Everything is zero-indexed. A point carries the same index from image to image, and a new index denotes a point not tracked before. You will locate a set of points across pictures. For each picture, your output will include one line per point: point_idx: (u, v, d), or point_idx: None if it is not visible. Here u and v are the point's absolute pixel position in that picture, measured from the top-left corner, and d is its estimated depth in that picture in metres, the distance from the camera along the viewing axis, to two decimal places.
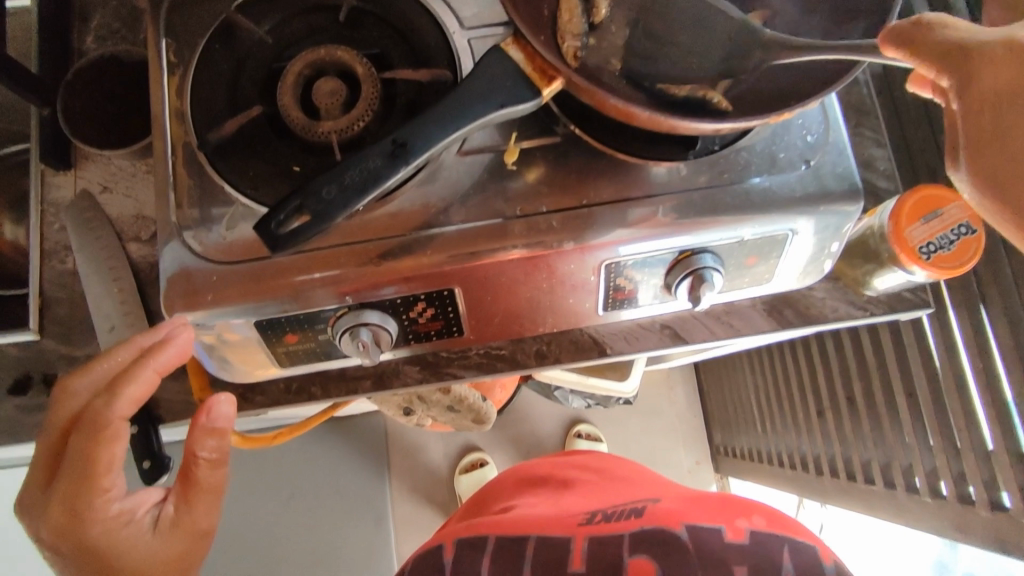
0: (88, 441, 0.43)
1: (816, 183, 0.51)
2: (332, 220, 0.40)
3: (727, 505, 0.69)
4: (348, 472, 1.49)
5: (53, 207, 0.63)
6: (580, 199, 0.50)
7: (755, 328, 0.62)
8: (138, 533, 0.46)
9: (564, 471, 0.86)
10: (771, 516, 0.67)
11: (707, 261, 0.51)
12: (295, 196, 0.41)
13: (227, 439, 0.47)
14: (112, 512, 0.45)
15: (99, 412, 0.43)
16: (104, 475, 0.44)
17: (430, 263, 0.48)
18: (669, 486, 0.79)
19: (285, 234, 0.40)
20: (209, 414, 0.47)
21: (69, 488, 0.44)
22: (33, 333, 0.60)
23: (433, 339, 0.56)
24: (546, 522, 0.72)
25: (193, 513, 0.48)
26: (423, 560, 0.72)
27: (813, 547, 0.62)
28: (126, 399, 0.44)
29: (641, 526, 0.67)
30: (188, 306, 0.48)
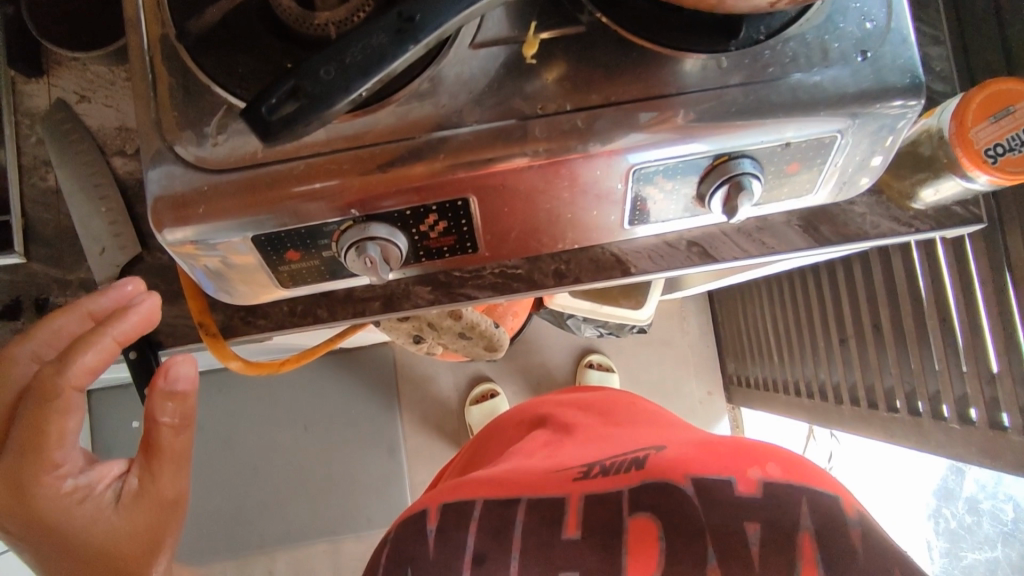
0: (36, 409, 0.41)
1: (871, 78, 0.45)
2: (332, 106, 0.35)
3: (741, 454, 0.64)
4: (359, 403, 1.51)
5: (29, 118, 0.58)
6: (605, 99, 0.45)
7: (790, 246, 0.58)
8: (97, 509, 0.44)
9: (564, 413, 0.81)
10: (787, 463, 0.63)
11: (746, 166, 0.46)
12: (289, 77, 0.36)
13: (187, 402, 0.45)
14: (65, 489, 0.42)
15: (50, 379, 0.41)
16: (54, 448, 0.41)
17: (441, 171, 0.44)
18: (680, 429, 0.76)
19: (278, 121, 0.36)
20: (168, 376, 0.44)
21: (15, 462, 0.41)
22: (18, 256, 0.57)
23: (445, 257, 0.52)
24: (537, 477, 0.68)
25: (157, 484, 0.45)
26: (408, 523, 0.68)
27: (835, 499, 0.58)
28: (80, 367, 0.41)
29: (641, 481, 0.64)
30: (178, 221, 0.44)
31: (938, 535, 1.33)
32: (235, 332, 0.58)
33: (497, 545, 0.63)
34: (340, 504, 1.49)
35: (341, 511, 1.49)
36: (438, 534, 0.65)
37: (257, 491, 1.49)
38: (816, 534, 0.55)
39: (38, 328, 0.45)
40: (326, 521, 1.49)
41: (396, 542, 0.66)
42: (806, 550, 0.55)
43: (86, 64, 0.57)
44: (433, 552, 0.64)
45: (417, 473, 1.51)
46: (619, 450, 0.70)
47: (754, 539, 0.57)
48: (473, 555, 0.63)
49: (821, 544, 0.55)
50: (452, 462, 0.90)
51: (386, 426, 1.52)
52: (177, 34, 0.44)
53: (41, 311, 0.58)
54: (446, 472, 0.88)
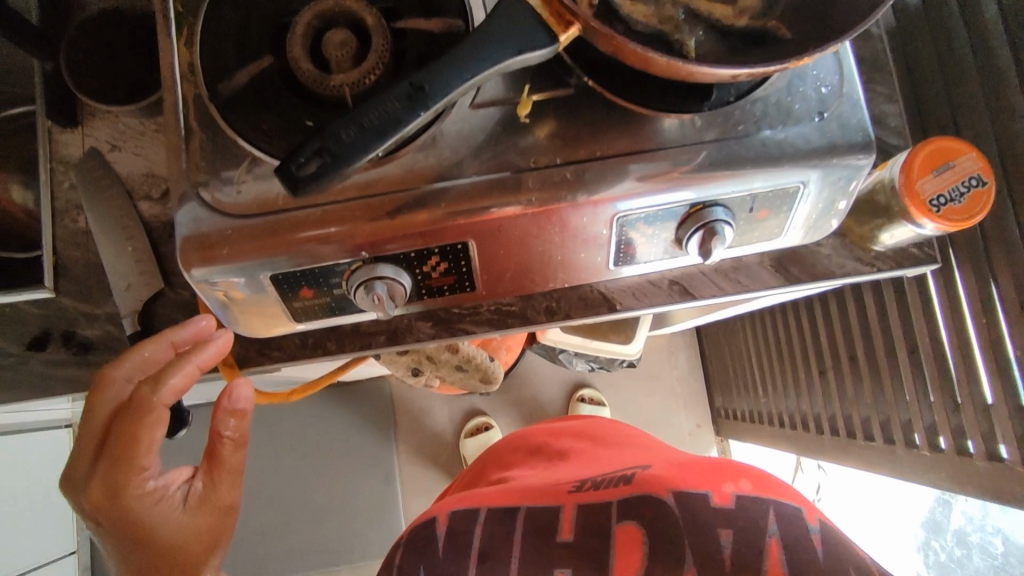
0: (131, 422, 0.45)
1: (828, 136, 0.50)
2: (353, 164, 0.40)
3: (715, 470, 0.68)
4: (355, 435, 1.53)
5: (63, 164, 0.63)
6: (592, 153, 0.50)
7: (763, 285, 0.62)
8: (170, 508, 0.48)
9: (559, 441, 0.84)
10: (757, 480, 0.67)
11: (718, 214, 0.52)
12: (314, 138, 0.41)
13: (246, 420, 0.49)
14: (148, 489, 0.47)
15: (145, 397, 0.46)
16: (144, 455, 0.46)
17: (445, 217, 0.48)
18: (661, 451, 0.79)
19: (306, 176, 0.40)
20: (231, 397, 0.48)
21: (110, 464, 0.46)
22: (49, 290, 0.61)
23: (446, 294, 0.57)
24: (534, 491, 0.71)
25: (219, 490, 0.51)
26: (418, 533, 0.71)
27: (798, 509, 0.63)
28: (169, 388, 0.46)
29: (628, 494, 0.66)
30: (205, 261, 0.48)
31: (927, 567, 1.34)
32: (249, 363, 0.62)
33: (495, 547, 0.66)
34: (336, 537, 1.50)
35: (336, 543, 1.50)
36: (448, 536, 0.68)
37: (253, 523, 1.49)
38: (782, 539, 0.59)
39: (130, 353, 0.48)
40: (322, 554, 1.49)
41: (407, 544, 0.70)
42: (772, 554, 0.58)
43: (119, 117, 0.63)
44: (442, 552, 0.66)
45: (411, 505, 1.52)
46: (607, 470, 0.72)
47: (727, 543, 0.59)
48: (478, 552, 0.66)
49: (786, 549, 0.58)
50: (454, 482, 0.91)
51: (382, 458, 1.53)
52: (209, 95, 0.50)
53: (69, 342, 0.61)
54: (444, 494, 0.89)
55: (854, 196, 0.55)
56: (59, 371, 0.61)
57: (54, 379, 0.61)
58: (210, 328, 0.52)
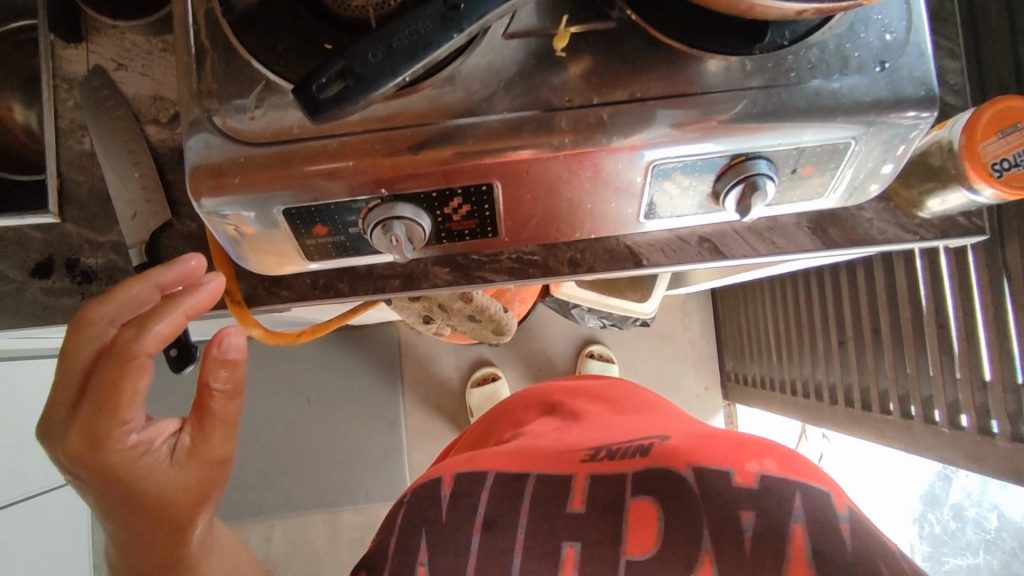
0: (112, 370, 0.43)
1: (889, 87, 0.46)
2: (378, 89, 0.37)
3: (737, 448, 0.66)
4: (362, 379, 1.53)
5: (66, 82, 0.59)
6: (631, 95, 0.46)
7: (798, 247, 0.60)
8: (156, 462, 0.47)
9: (574, 400, 0.81)
10: (783, 461, 0.65)
11: (762, 167, 0.48)
12: (338, 57, 0.37)
13: (238, 370, 0.47)
14: (130, 443, 0.45)
15: (128, 343, 0.43)
16: (126, 406, 0.44)
17: (469, 156, 0.45)
18: (683, 421, 0.77)
19: (328, 99, 0.37)
20: (220, 345, 0.46)
21: (91, 414, 0.44)
22: (53, 217, 0.59)
23: (466, 239, 0.54)
24: (548, 457, 0.69)
25: (209, 444, 0.49)
26: (421, 491, 0.70)
27: (827, 494, 0.60)
28: (154, 335, 0.44)
29: (647, 466, 0.65)
30: (215, 189, 0.45)
31: (922, 539, 1.35)
32: (258, 301, 0.60)
33: (506, 515, 0.65)
34: (339, 478, 1.53)
35: (339, 484, 1.52)
36: (452, 500, 0.67)
37: (259, 459, 1.52)
38: (806, 526, 0.57)
39: (113, 294, 0.45)
40: (324, 493, 1.52)
41: (410, 504, 0.69)
42: (797, 540, 0.56)
43: (125, 33, 0.59)
44: (446, 518, 0.65)
45: (415, 451, 1.54)
46: (623, 437, 0.71)
47: (748, 526, 0.58)
48: (483, 520, 0.65)
49: (810, 534, 0.56)
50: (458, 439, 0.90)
51: (388, 403, 1.54)
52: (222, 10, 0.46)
53: (72, 270, 0.59)
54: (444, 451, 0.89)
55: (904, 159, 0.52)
56: (62, 300, 0.59)
57: (57, 307, 0.59)
58: (201, 270, 0.49)
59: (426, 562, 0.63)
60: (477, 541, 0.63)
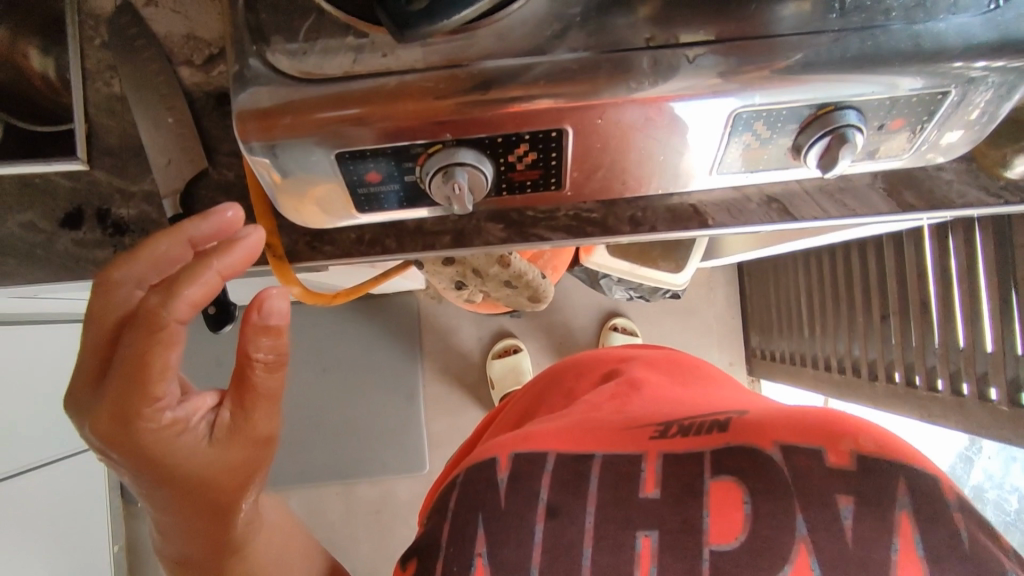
0: (138, 341, 0.37)
1: (1003, 27, 0.42)
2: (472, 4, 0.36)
3: (829, 424, 0.56)
4: (381, 349, 1.51)
5: (93, 19, 0.55)
6: (711, 35, 0.42)
7: (872, 210, 0.56)
8: (194, 442, 0.42)
9: (629, 367, 0.77)
10: (882, 438, 0.55)
11: (851, 118, 0.44)
12: None
13: (283, 338, 0.41)
14: (165, 423, 0.40)
15: (154, 310, 0.36)
16: (158, 381, 0.38)
17: (537, 97, 0.41)
18: (757, 400, 0.69)
19: (417, 13, 0.35)
20: (262, 310, 0.39)
21: (117, 391, 0.38)
22: (82, 164, 0.55)
23: (527, 192, 0.50)
24: (610, 434, 0.63)
25: (251, 421, 0.44)
26: (475, 471, 0.64)
27: (934, 478, 0.52)
28: (184, 300, 0.37)
29: (725, 444, 0.58)
30: (264, 132, 0.42)
31: None
32: (300, 257, 0.56)
33: (570, 500, 0.59)
34: (357, 448, 1.51)
35: (356, 454, 1.51)
36: (511, 483, 0.61)
37: None
38: (915, 514, 0.50)
39: (140, 250, 0.39)
40: (341, 463, 1.51)
41: (464, 487, 0.63)
42: (905, 534, 0.49)
43: None
44: (504, 502, 0.59)
45: (434, 422, 1.52)
46: (693, 412, 0.64)
47: (847, 514, 0.51)
48: (547, 507, 0.58)
49: (919, 524, 0.49)
50: (507, 412, 0.85)
51: (407, 375, 1.52)
52: None
53: (102, 222, 0.56)
54: (493, 427, 0.83)
55: (985, 124, 0.48)
56: (93, 254, 0.56)
57: (86, 260, 0.56)
58: (238, 223, 0.42)
59: (484, 552, 0.57)
60: (541, 529, 0.57)
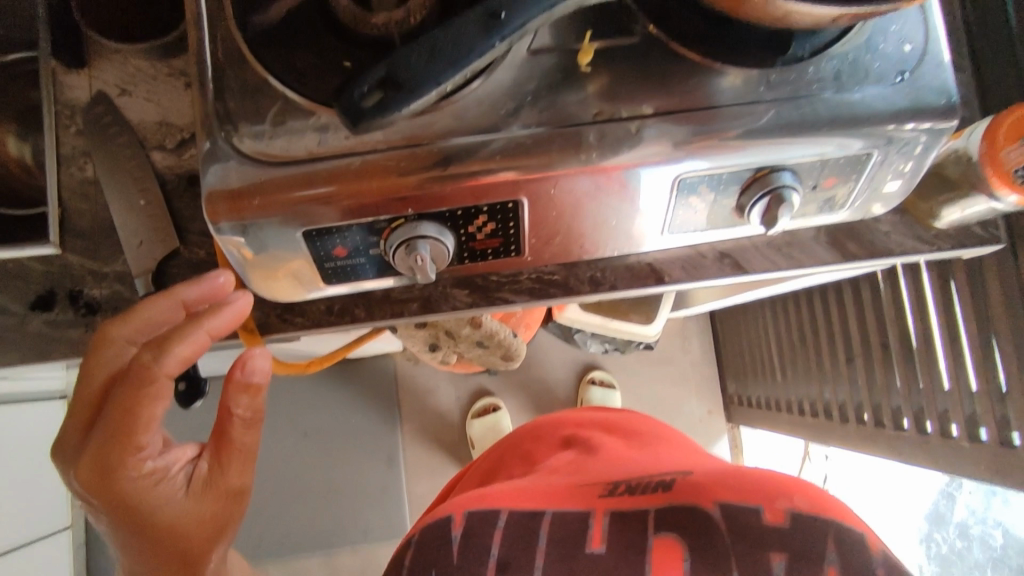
0: (128, 395, 0.41)
1: (911, 95, 0.46)
2: (425, 94, 0.37)
3: (764, 483, 0.61)
4: (359, 413, 1.49)
5: (68, 108, 0.58)
6: (652, 109, 0.46)
7: (818, 261, 0.59)
8: (170, 492, 0.45)
9: (586, 431, 0.79)
10: (814, 497, 0.60)
11: (787, 179, 0.48)
12: (380, 66, 0.38)
13: (260, 396, 0.45)
14: (145, 471, 0.43)
15: (148, 365, 0.41)
16: (142, 433, 0.42)
17: (493, 172, 0.44)
18: (706, 459, 0.73)
19: (370, 107, 0.38)
20: (244, 368, 0.44)
21: (104, 440, 0.41)
22: (54, 248, 0.56)
23: (488, 259, 0.53)
24: (560, 492, 0.66)
25: (226, 474, 0.47)
26: (429, 530, 0.64)
27: (862, 534, 0.55)
28: (174, 357, 0.42)
29: (667, 503, 0.62)
30: (233, 212, 0.44)
31: (930, 559, 1.34)
32: (271, 328, 0.58)
33: (520, 558, 0.60)
34: (337, 518, 1.47)
35: (336, 525, 1.47)
36: (463, 540, 0.62)
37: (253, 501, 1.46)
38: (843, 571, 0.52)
39: (132, 312, 0.44)
40: (320, 535, 1.46)
41: (419, 546, 0.63)
42: None
43: (129, 57, 0.57)
44: (456, 560, 0.60)
45: (415, 486, 1.49)
46: (642, 471, 0.68)
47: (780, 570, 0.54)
48: (497, 563, 0.60)
49: None
50: (469, 474, 0.85)
51: (387, 438, 1.50)
52: (241, 31, 0.46)
53: (75, 303, 0.57)
54: (462, 482, 0.84)
55: (913, 177, 0.52)
56: (63, 335, 0.56)
57: (57, 342, 0.56)
58: (227, 288, 0.47)
59: None
60: None
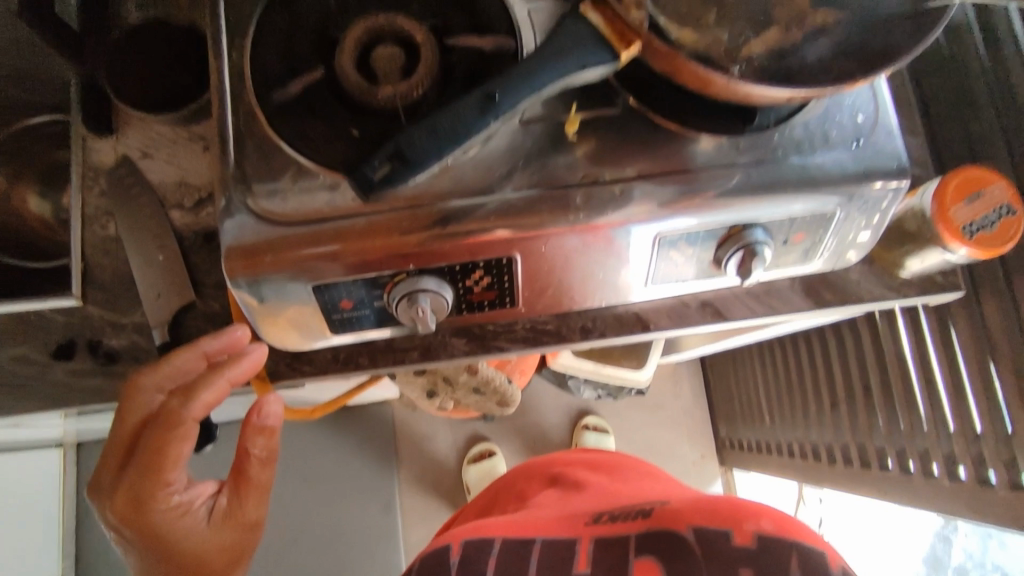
0: (159, 436, 0.45)
1: (867, 160, 0.51)
2: (427, 168, 0.42)
3: (733, 506, 0.62)
4: (355, 460, 1.50)
5: (93, 171, 0.62)
6: (635, 172, 0.50)
7: (793, 308, 0.63)
8: (193, 524, 0.48)
9: (574, 470, 0.80)
10: (781, 520, 0.60)
11: (758, 235, 0.52)
12: (388, 145, 0.43)
13: (274, 437, 0.50)
14: (172, 504, 0.47)
15: (176, 411, 0.46)
16: (171, 469, 0.46)
17: (489, 230, 0.48)
18: (683, 489, 0.74)
19: (379, 180, 0.43)
20: (260, 413, 0.49)
21: (137, 477, 0.46)
22: (75, 299, 0.60)
23: (485, 309, 0.57)
24: (549, 524, 0.68)
25: (243, 507, 0.51)
26: (428, 559, 0.66)
27: (822, 552, 0.57)
28: (200, 402, 0.47)
29: (646, 528, 0.63)
30: (249, 269, 0.47)
31: None
32: (279, 376, 0.61)
33: None
34: None
35: None
36: (461, 566, 0.63)
37: None
38: None
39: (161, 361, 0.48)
40: None
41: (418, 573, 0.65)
42: None
43: (152, 125, 0.62)
44: None
45: (410, 533, 1.48)
46: (626, 504, 0.69)
47: None
48: None
49: None
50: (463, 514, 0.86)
51: (382, 485, 1.50)
52: (260, 104, 0.51)
53: (94, 351, 0.60)
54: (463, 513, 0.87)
55: (882, 224, 0.56)
56: (81, 383, 0.59)
57: (75, 389, 0.59)
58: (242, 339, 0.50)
59: None
60: None
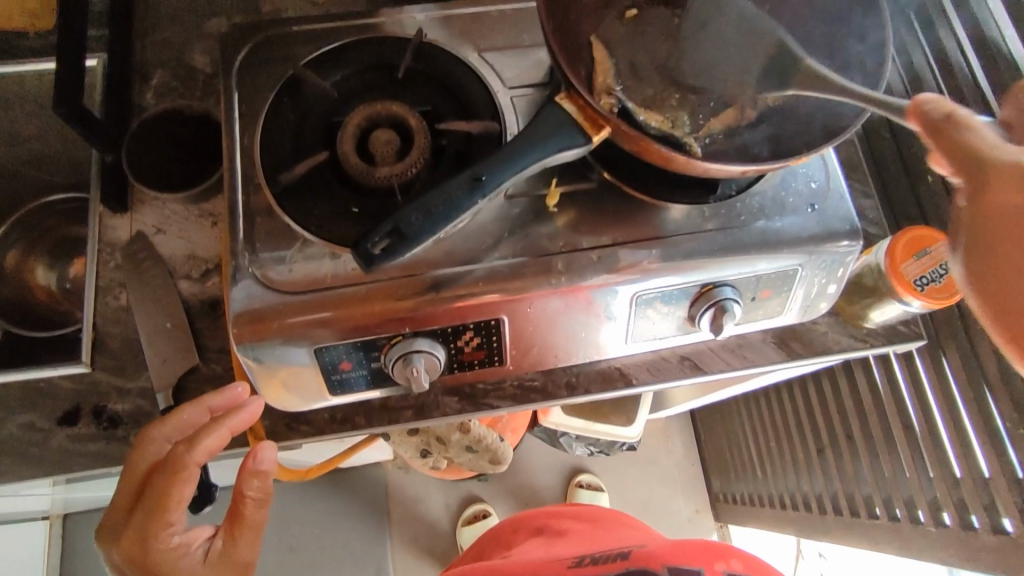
0: (163, 478, 0.47)
1: (821, 223, 0.56)
2: (420, 242, 0.46)
3: (703, 546, 0.66)
4: (348, 524, 1.48)
5: (109, 247, 0.66)
6: (611, 239, 0.55)
7: (767, 360, 0.67)
8: (190, 565, 0.49)
9: (557, 520, 0.82)
10: (748, 562, 0.65)
11: (727, 293, 0.57)
12: (387, 222, 0.47)
13: (269, 481, 0.50)
14: (171, 544, 0.49)
15: (179, 454, 0.48)
16: (173, 509, 0.48)
17: (477, 295, 0.52)
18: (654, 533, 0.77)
19: (379, 254, 0.46)
20: (255, 458, 0.49)
21: (143, 517, 0.48)
22: (85, 365, 0.63)
23: (475, 368, 0.60)
24: (537, 565, 0.69)
25: (237, 549, 0.51)
26: None
27: None
28: (202, 449, 0.48)
29: (625, 569, 0.65)
30: (254, 336, 0.51)
31: None
32: (279, 437, 0.63)
33: None
34: None
35: None
36: None
37: None
38: None
39: (171, 415, 0.51)
40: None
41: None
42: None
43: (166, 203, 0.67)
44: None
45: None
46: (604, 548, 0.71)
47: None
48: None
49: None
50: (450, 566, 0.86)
51: (375, 550, 1.47)
52: (269, 185, 0.55)
53: (98, 417, 0.62)
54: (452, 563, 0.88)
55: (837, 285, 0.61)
56: (86, 447, 0.61)
57: (80, 454, 0.61)
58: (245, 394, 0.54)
59: None
60: None
